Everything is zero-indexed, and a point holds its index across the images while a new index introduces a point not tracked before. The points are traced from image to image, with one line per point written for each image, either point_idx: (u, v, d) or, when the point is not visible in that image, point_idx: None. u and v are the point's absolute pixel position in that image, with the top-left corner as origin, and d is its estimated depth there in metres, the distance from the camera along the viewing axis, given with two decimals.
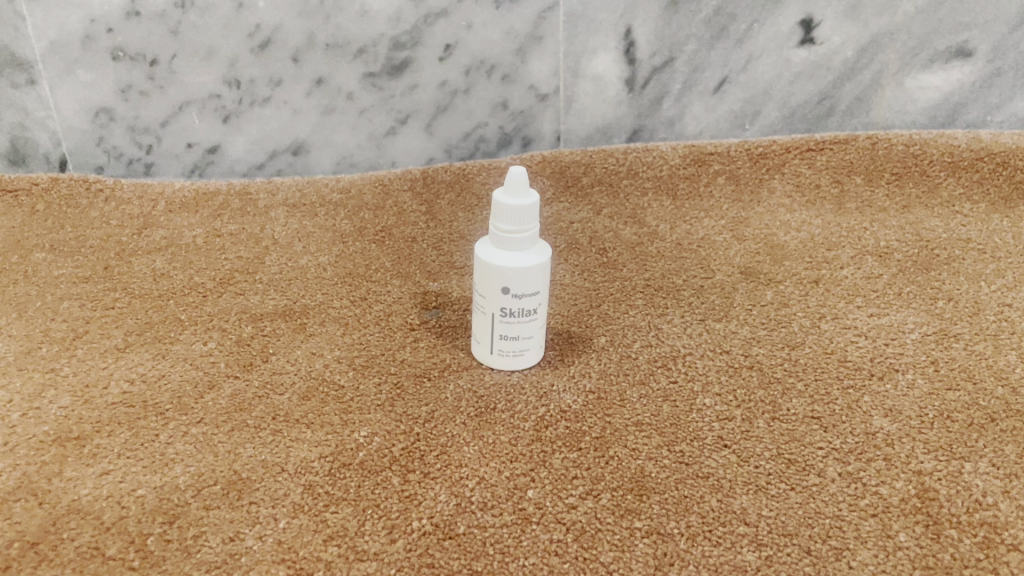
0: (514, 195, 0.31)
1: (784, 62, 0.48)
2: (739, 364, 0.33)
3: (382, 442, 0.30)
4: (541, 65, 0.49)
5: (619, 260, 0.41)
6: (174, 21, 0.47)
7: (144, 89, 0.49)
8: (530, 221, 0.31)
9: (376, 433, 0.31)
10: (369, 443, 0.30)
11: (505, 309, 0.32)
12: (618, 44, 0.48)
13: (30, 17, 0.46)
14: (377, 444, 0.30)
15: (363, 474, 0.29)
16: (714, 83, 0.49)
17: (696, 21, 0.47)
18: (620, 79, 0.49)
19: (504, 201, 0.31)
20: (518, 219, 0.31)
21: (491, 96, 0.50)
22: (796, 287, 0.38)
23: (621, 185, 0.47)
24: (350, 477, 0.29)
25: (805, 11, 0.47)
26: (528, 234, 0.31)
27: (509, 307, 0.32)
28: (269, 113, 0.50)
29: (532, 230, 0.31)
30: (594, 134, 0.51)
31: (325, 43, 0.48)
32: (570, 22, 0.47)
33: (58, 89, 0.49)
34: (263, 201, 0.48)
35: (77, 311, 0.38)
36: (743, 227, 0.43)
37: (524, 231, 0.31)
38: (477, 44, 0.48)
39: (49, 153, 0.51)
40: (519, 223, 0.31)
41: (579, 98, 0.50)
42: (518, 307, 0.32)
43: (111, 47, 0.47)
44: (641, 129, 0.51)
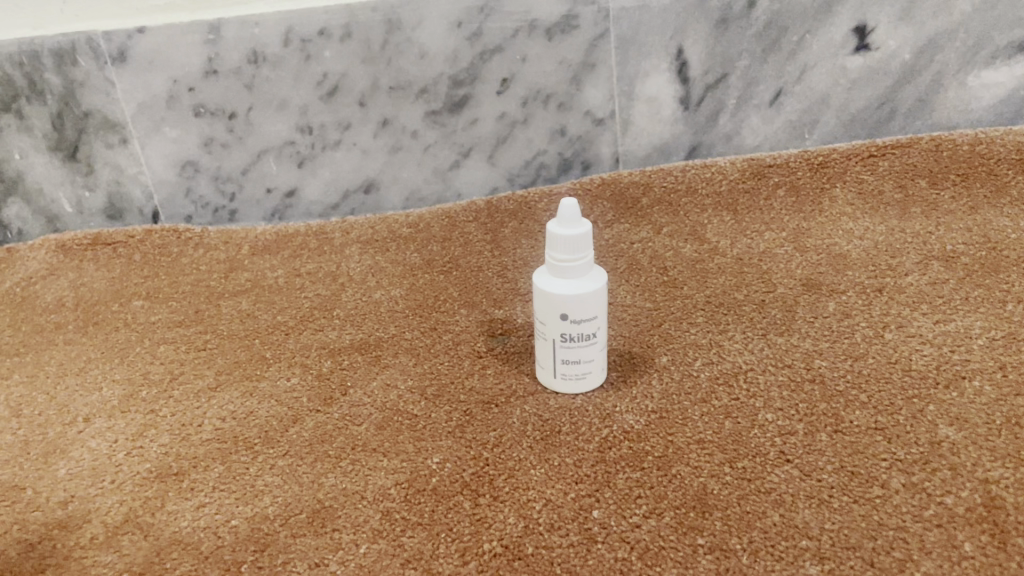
0: (567, 226, 0.32)
1: (840, 70, 0.48)
2: (801, 378, 0.34)
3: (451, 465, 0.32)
4: (596, 90, 0.50)
5: (679, 278, 0.42)
6: (249, 77, 0.50)
7: (225, 141, 0.52)
8: (584, 249, 0.33)
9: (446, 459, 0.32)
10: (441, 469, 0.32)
11: (565, 334, 0.33)
12: (671, 65, 0.49)
13: (119, 82, 0.50)
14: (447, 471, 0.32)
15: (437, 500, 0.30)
16: (770, 96, 0.49)
17: (747, 37, 0.48)
18: (675, 99, 0.50)
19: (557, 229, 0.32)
20: (573, 248, 0.32)
21: (549, 124, 0.51)
22: (859, 296, 0.38)
23: (681, 204, 0.48)
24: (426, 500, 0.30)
25: (859, 17, 0.47)
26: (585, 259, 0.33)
27: (569, 333, 0.33)
28: (340, 156, 0.53)
29: (586, 257, 0.33)
30: (652, 154, 0.52)
31: (388, 86, 0.50)
32: (622, 47, 0.49)
33: (147, 146, 0.53)
34: (339, 239, 0.51)
35: (172, 354, 0.41)
36: (804, 238, 0.43)
37: (580, 259, 0.32)
38: (533, 75, 0.50)
39: (143, 206, 0.55)
40: (574, 252, 0.32)
41: (636, 120, 0.51)
42: (578, 332, 0.33)
43: (193, 105, 0.51)
44: (699, 145, 0.52)
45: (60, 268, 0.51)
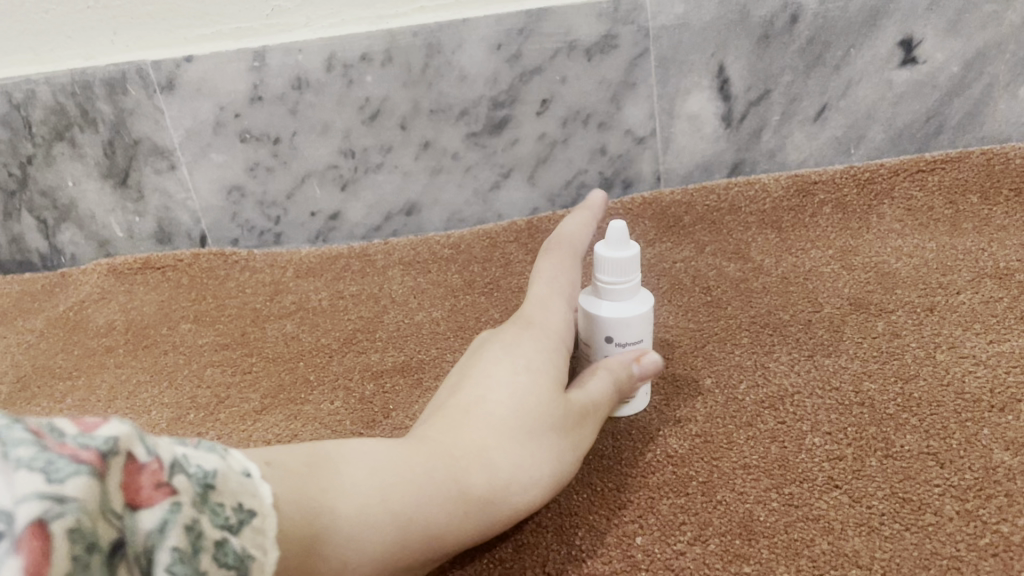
0: (616, 249, 0.32)
1: (885, 84, 0.47)
2: (849, 400, 0.33)
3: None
4: (636, 109, 0.50)
5: (723, 298, 0.41)
6: (293, 102, 0.51)
7: (270, 166, 0.53)
8: (633, 271, 0.32)
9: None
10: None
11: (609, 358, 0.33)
12: (712, 83, 0.48)
13: (167, 110, 0.52)
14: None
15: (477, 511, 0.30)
16: (814, 111, 0.49)
17: (790, 53, 0.47)
18: (716, 116, 0.50)
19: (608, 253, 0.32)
20: (622, 270, 0.32)
21: (589, 143, 0.51)
22: (910, 316, 0.37)
23: (723, 222, 0.47)
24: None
25: (905, 30, 0.46)
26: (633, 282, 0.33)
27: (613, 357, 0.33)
28: (382, 179, 0.53)
29: (635, 280, 0.32)
30: (694, 172, 0.52)
31: (429, 109, 0.51)
32: (662, 66, 0.48)
33: (195, 172, 0.54)
34: (381, 260, 0.51)
35: (219, 377, 0.42)
36: (851, 256, 0.42)
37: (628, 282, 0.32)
38: (573, 96, 0.50)
39: (190, 230, 0.56)
40: (623, 274, 0.32)
41: (677, 138, 0.51)
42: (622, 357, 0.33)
43: (239, 130, 0.52)
44: (742, 162, 0.51)
45: (111, 291, 0.52)
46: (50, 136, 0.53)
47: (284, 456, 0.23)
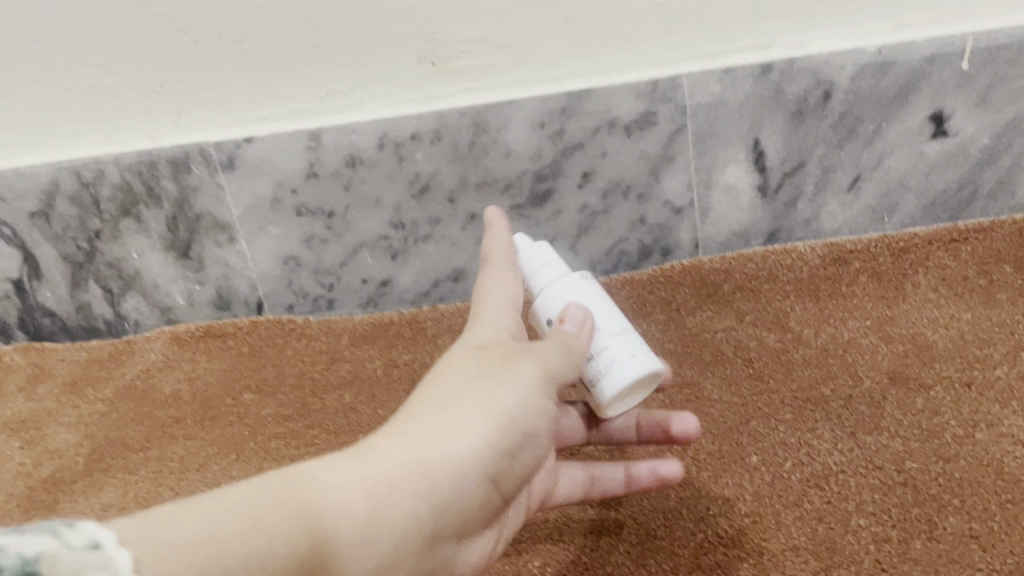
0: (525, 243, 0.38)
1: (917, 155, 0.49)
2: (892, 480, 0.34)
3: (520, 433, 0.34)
4: (675, 181, 0.52)
5: (766, 370, 0.43)
6: (347, 179, 0.54)
7: (324, 237, 0.56)
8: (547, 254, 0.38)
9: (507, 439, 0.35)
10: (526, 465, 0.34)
11: None
12: (748, 156, 0.50)
13: (228, 187, 0.55)
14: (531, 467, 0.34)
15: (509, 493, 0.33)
16: (847, 182, 0.50)
17: (823, 127, 0.49)
18: (753, 187, 0.51)
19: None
20: (539, 255, 0.38)
21: (629, 213, 0.53)
22: (947, 392, 0.39)
23: (762, 290, 0.49)
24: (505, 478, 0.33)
25: (935, 105, 0.48)
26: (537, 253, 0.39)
27: None
28: (431, 248, 0.56)
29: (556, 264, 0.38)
30: (731, 239, 0.54)
31: (476, 183, 0.53)
32: (700, 141, 0.50)
33: (253, 243, 0.56)
34: (431, 327, 0.53)
35: (284, 450, 0.44)
36: (889, 327, 0.44)
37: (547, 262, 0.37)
38: (613, 169, 0.52)
39: (248, 297, 0.59)
40: (541, 258, 0.38)
41: (714, 207, 0.52)
42: None
43: (295, 205, 0.55)
44: (778, 230, 0.53)
45: (175, 360, 0.55)
46: (116, 212, 0.56)
47: (254, 487, 0.26)
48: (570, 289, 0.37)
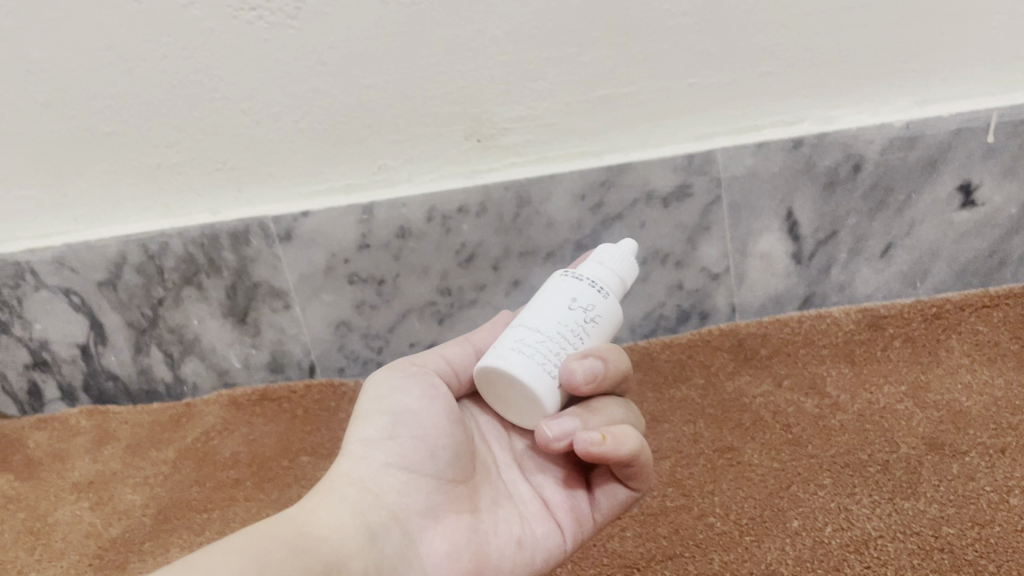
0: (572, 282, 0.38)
1: (947, 224, 0.51)
2: (930, 546, 0.36)
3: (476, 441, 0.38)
4: (711, 249, 0.54)
5: (804, 435, 0.44)
6: (396, 249, 0.57)
7: (374, 303, 0.59)
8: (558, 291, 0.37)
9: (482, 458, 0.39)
10: (524, 481, 0.38)
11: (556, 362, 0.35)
12: (782, 225, 0.52)
13: (284, 257, 0.58)
14: (530, 481, 0.38)
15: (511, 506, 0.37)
16: (879, 249, 0.52)
17: (855, 198, 0.51)
18: (787, 254, 0.53)
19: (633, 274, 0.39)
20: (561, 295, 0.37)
21: (667, 280, 0.55)
22: (982, 458, 0.40)
23: (798, 354, 0.50)
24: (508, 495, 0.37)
25: (962, 177, 0.50)
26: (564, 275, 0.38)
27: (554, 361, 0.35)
28: (476, 313, 0.58)
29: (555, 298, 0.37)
30: (767, 304, 0.55)
31: (519, 252, 0.56)
32: (735, 211, 0.52)
33: (307, 310, 0.59)
34: None
35: None
36: (923, 392, 0.45)
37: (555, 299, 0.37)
38: (651, 238, 0.54)
39: (301, 361, 0.62)
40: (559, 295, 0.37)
41: (750, 274, 0.54)
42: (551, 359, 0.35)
43: (347, 273, 0.58)
44: (812, 295, 0.54)
45: (233, 423, 0.57)
46: (179, 281, 0.59)
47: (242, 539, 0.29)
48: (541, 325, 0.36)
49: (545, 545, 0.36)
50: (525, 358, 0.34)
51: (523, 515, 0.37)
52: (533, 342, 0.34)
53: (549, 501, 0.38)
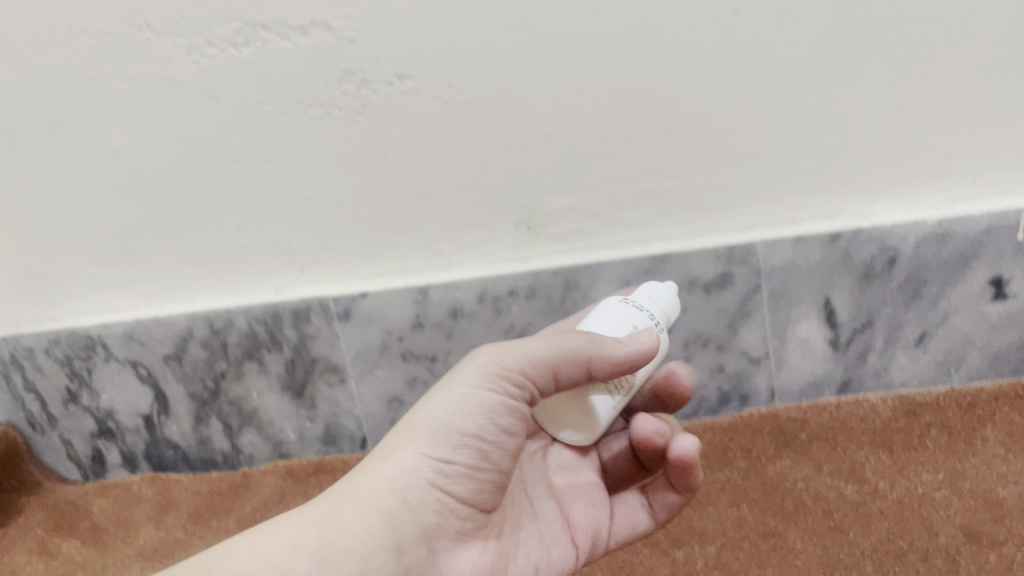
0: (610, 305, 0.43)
1: (980, 315, 0.53)
2: None
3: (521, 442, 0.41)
4: (751, 334, 0.56)
5: (845, 522, 0.46)
6: (449, 328, 0.60)
7: (426, 380, 0.61)
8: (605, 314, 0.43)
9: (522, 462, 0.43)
10: (552, 500, 0.44)
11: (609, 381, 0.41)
12: (819, 313, 0.55)
13: (341, 334, 0.61)
14: (557, 500, 0.44)
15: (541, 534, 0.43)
16: (914, 338, 0.54)
17: (890, 288, 0.53)
18: (825, 341, 0.55)
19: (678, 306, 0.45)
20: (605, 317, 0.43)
21: (708, 362, 0.57)
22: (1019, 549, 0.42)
23: (837, 439, 0.52)
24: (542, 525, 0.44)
25: (994, 271, 0.52)
26: (633, 298, 0.43)
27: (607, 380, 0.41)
28: None
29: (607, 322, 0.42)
30: (806, 388, 0.57)
31: None
32: (775, 298, 0.55)
33: (361, 385, 0.62)
34: None
35: None
36: (960, 481, 0.47)
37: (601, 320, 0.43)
38: (694, 322, 0.56)
39: (353, 434, 0.64)
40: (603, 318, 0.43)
41: (789, 359, 0.56)
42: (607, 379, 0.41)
43: (401, 350, 0.61)
44: (850, 380, 0.56)
45: (289, 491, 0.62)
46: (241, 355, 0.63)
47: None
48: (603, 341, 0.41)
49: (557, 565, 0.43)
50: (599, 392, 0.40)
51: (543, 535, 0.43)
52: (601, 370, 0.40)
53: (571, 522, 0.44)
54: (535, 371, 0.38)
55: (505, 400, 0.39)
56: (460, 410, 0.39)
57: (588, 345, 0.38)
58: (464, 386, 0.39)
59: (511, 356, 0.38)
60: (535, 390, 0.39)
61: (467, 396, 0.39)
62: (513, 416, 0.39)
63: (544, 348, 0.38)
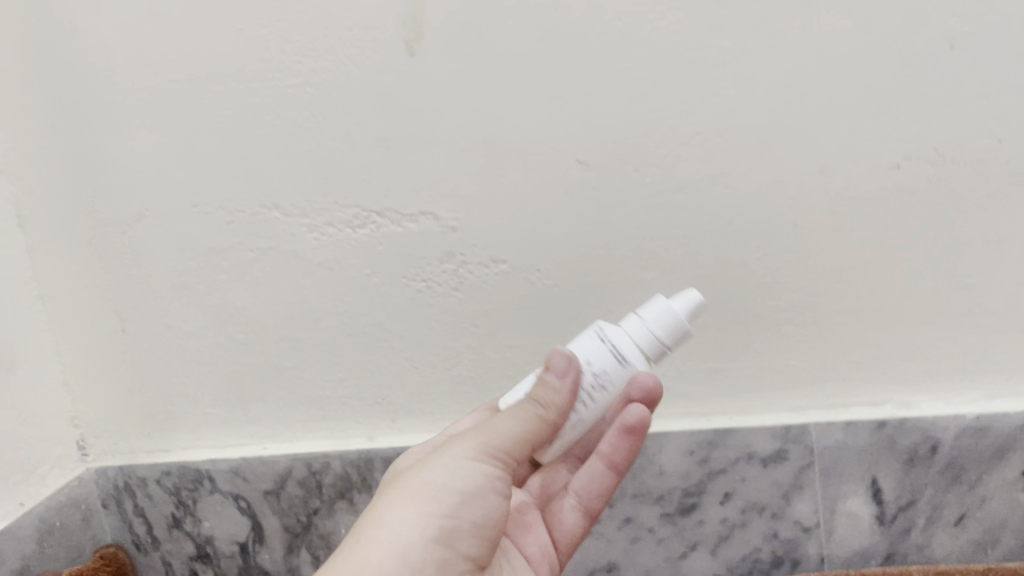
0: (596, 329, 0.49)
1: (1015, 500, 0.60)
2: None
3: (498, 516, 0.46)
4: (804, 505, 0.62)
5: None
6: None
7: None
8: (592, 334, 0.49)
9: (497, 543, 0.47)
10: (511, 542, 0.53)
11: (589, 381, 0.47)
12: (868, 489, 0.61)
13: None
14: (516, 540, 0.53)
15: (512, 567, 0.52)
16: (954, 517, 0.60)
17: (932, 472, 0.60)
18: (872, 516, 0.61)
19: (675, 323, 0.48)
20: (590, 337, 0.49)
21: (764, 528, 0.63)
22: None
23: None
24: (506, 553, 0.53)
25: None
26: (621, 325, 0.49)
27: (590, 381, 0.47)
28: None
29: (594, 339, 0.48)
30: (854, 557, 0.62)
31: (633, 493, 0.63)
32: (826, 475, 0.61)
33: None
34: None
35: None
36: None
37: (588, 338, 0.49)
38: (752, 491, 0.62)
39: None
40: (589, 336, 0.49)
41: (838, 530, 0.62)
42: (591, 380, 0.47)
43: None
44: (895, 553, 0.62)
45: None
46: (335, 494, 0.69)
47: None
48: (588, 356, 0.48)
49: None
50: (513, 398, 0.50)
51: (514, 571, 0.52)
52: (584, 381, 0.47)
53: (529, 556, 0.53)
54: (505, 440, 0.45)
55: (486, 472, 0.45)
56: (452, 479, 0.44)
57: (536, 407, 0.46)
58: (453, 462, 0.45)
59: (489, 434, 0.46)
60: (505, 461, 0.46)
61: (456, 468, 0.45)
62: (491, 489, 0.45)
63: (507, 421, 0.46)
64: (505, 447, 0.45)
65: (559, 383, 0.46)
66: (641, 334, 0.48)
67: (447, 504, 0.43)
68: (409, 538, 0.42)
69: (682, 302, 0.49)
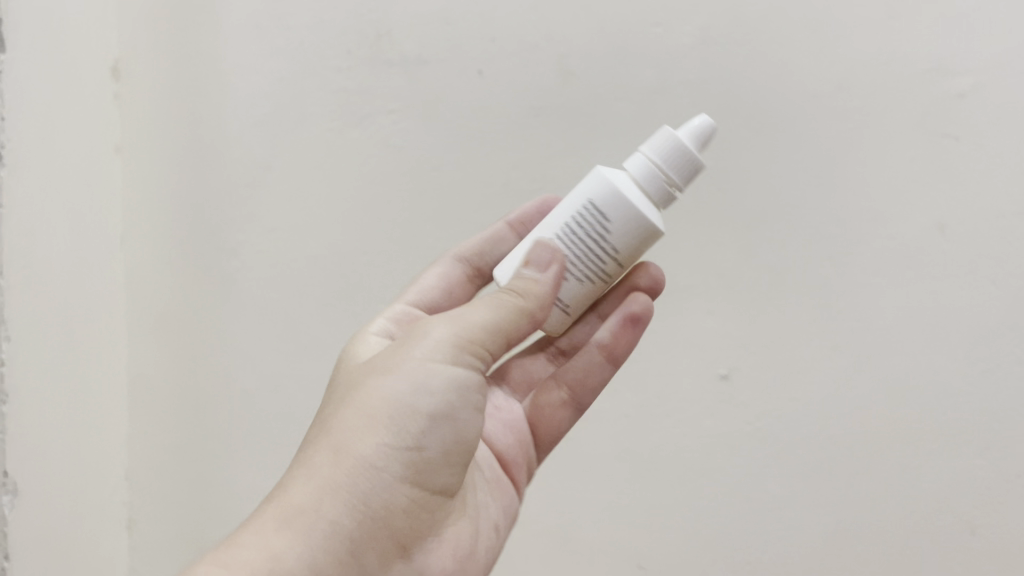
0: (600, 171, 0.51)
1: None
2: None
3: (471, 430, 0.46)
4: None
5: None
6: None
7: None
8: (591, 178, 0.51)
9: (450, 454, 0.45)
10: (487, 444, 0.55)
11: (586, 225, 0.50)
12: None
13: None
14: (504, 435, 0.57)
15: (491, 479, 0.54)
16: None
17: None
18: None
19: (676, 146, 0.49)
20: (589, 182, 0.51)
21: None
22: None
23: None
24: (488, 475, 0.54)
25: None
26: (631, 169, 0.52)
27: (586, 224, 0.50)
28: None
29: (595, 182, 0.50)
30: None
31: None
32: None
33: None
34: None
35: None
36: None
37: (589, 183, 0.51)
38: None
39: None
40: (589, 182, 0.51)
41: None
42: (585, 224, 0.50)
43: None
44: None
45: None
46: None
47: None
48: (590, 199, 0.50)
49: (507, 507, 0.54)
50: (507, 259, 0.53)
51: (494, 499, 0.53)
52: (581, 224, 0.50)
53: (508, 457, 0.56)
54: (479, 335, 0.46)
55: (459, 378, 0.45)
56: (418, 381, 0.44)
57: (516, 299, 0.47)
58: (423, 370, 0.45)
59: (461, 335, 0.46)
60: (480, 356, 0.46)
61: (417, 385, 0.44)
62: (470, 391, 0.46)
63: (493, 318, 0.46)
64: (479, 342, 0.46)
65: (540, 274, 0.49)
66: (644, 165, 0.50)
67: (402, 409, 0.44)
68: (384, 454, 0.43)
69: (690, 130, 0.50)
